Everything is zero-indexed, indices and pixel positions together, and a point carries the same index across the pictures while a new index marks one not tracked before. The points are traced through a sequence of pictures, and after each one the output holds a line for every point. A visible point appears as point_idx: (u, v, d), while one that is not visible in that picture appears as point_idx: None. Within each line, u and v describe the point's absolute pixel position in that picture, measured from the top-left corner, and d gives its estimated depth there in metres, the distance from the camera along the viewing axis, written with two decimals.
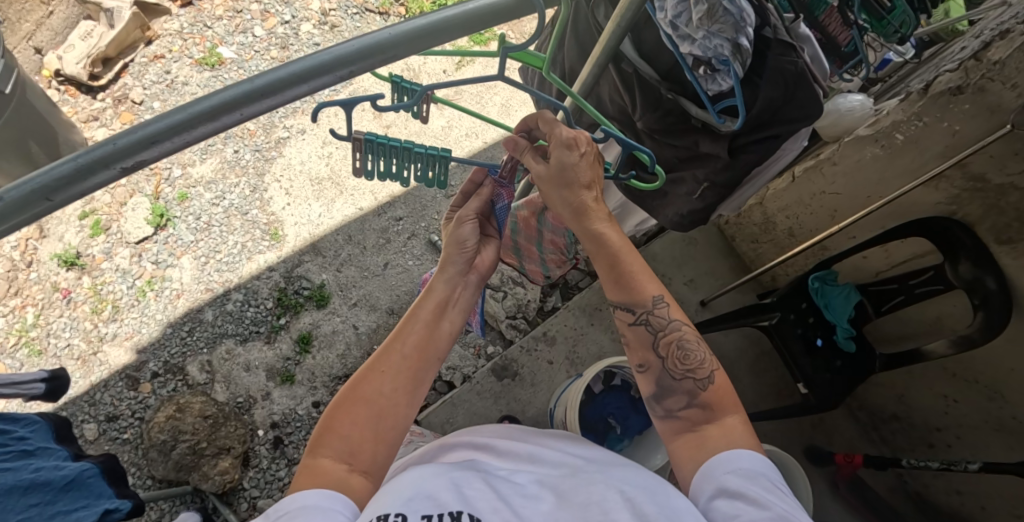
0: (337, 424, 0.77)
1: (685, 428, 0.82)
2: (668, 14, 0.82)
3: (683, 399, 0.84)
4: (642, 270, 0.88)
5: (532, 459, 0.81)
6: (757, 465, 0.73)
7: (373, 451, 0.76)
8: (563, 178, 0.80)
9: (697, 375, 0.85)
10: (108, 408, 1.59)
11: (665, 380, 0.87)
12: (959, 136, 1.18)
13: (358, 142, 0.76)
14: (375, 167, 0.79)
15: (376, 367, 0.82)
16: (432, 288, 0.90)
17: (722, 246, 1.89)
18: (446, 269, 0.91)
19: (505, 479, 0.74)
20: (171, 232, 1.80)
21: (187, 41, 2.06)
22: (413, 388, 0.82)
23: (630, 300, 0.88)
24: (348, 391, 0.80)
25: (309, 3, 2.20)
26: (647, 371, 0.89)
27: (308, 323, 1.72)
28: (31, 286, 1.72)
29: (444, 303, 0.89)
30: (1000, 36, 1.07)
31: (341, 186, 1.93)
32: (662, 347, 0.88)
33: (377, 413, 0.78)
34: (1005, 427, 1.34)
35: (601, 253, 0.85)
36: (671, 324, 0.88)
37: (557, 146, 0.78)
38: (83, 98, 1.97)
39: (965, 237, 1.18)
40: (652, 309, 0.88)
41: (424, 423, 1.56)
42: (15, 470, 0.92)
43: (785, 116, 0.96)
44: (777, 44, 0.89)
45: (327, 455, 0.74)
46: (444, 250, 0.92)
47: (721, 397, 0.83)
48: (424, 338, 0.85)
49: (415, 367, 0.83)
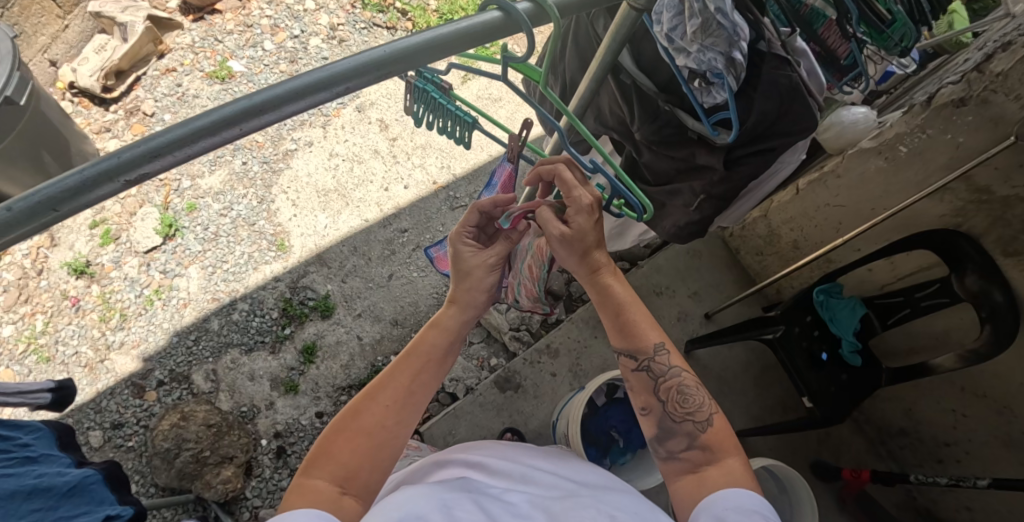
0: (335, 448, 0.77)
1: (685, 469, 0.82)
2: (664, 27, 0.82)
3: (683, 441, 0.85)
4: (645, 320, 0.91)
5: (526, 478, 0.81)
6: (754, 503, 0.72)
7: (369, 476, 0.77)
8: (576, 243, 0.82)
9: (696, 417, 0.86)
10: (113, 415, 1.60)
11: (665, 423, 0.87)
12: (963, 148, 1.18)
13: (410, 83, 0.82)
14: (418, 112, 0.84)
15: (378, 397, 0.82)
16: (440, 323, 0.91)
17: (728, 258, 1.89)
18: (455, 306, 0.91)
19: (498, 499, 0.74)
20: (179, 242, 1.83)
21: (199, 54, 2.10)
22: (413, 418, 0.83)
23: (632, 347, 0.90)
24: (347, 417, 0.80)
25: (318, 19, 2.24)
26: (649, 415, 0.90)
27: (312, 333, 1.73)
28: (41, 294, 1.74)
29: (450, 339, 0.90)
30: (1003, 48, 1.08)
31: (347, 198, 1.95)
32: (662, 392, 0.89)
33: (377, 445, 0.78)
34: (1015, 443, 1.32)
35: (607, 303, 0.89)
36: (671, 371, 0.89)
37: (574, 211, 0.80)
38: (96, 110, 2.00)
39: (971, 249, 1.17)
40: (653, 356, 0.89)
41: (427, 435, 1.55)
42: (18, 475, 0.93)
43: (781, 129, 0.97)
44: (772, 57, 0.88)
45: (320, 477, 0.74)
46: (466, 292, 0.91)
47: (722, 438, 0.83)
48: (427, 372, 0.86)
49: (418, 400, 0.84)
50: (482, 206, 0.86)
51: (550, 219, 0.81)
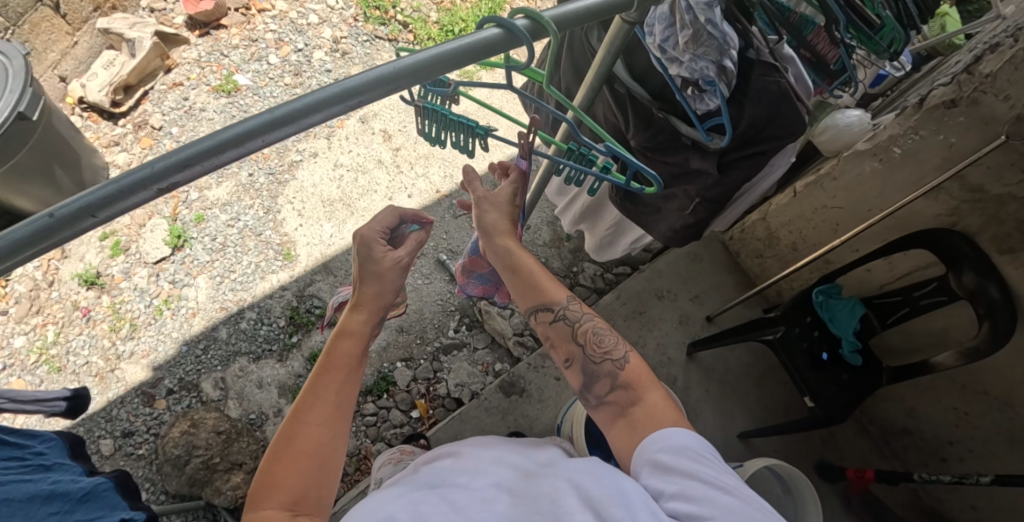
0: (278, 476, 0.78)
1: (616, 413, 0.83)
2: (657, 38, 0.89)
3: (607, 383, 0.86)
4: (548, 278, 0.95)
5: (494, 462, 0.83)
6: (686, 439, 0.74)
7: (319, 494, 0.79)
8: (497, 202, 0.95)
9: (613, 357, 0.88)
10: (124, 424, 1.62)
11: (587, 367, 0.89)
12: (955, 148, 1.21)
13: (417, 107, 0.83)
14: (430, 131, 0.86)
15: (305, 417, 0.83)
16: (347, 330, 0.92)
17: (728, 262, 1.91)
18: (364, 311, 0.94)
19: (463, 487, 0.75)
20: (187, 252, 1.86)
21: (205, 69, 2.14)
22: (343, 429, 0.85)
23: (542, 302, 0.93)
24: (280, 442, 0.81)
25: (321, 32, 2.28)
26: (572, 365, 0.91)
27: (319, 341, 1.75)
28: (52, 305, 1.77)
29: (364, 344, 0.92)
30: (991, 50, 1.11)
31: (351, 207, 1.98)
32: (580, 336, 0.91)
33: (318, 463, 0.80)
34: (1017, 440, 1.34)
35: (507, 267, 0.94)
36: (583, 317, 0.93)
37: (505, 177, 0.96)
38: (105, 124, 2.04)
39: (966, 247, 1.19)
40: (565, 306, 0.93)
41: (433, 440, 1.57)
42: (35, 481, 0.96)
43: (770, 134, 0.99)
44: (760, 64, 0.93)
45: (270, 507, 0.75)
46: (362, 292, 0.94)
47: (640, 374, 0.86)
48: (342, 381, 0.87)
49: (341, 410, 0.85)
50: (404, 211, 1.00)
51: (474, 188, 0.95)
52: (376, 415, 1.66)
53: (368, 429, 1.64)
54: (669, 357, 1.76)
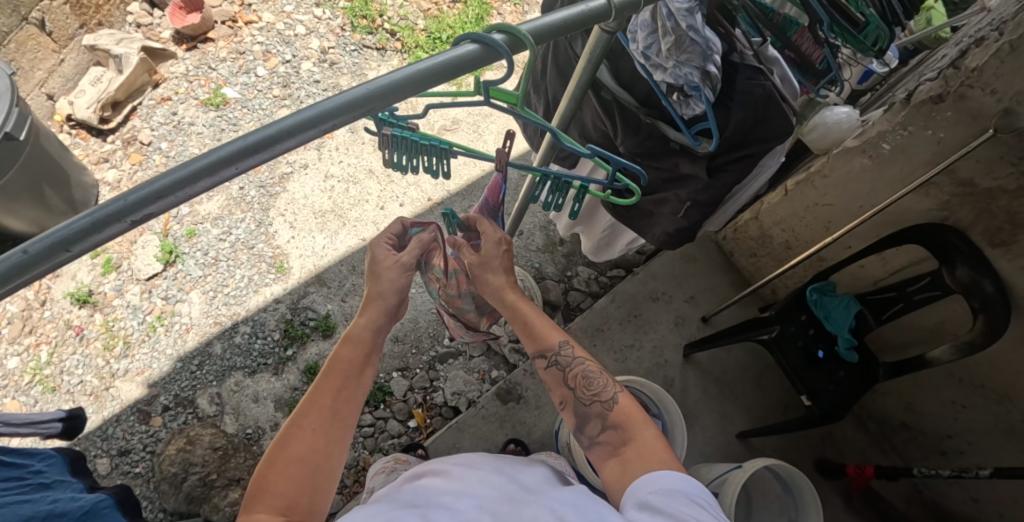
0: (271, 482, 0.78)
1: (608, 452, 0.86)
2: (640, 45, 0.90)
3: (598, 424, 0.90)
4: (546, 322, 1.00)
5: (481, 483, 0.82)
6: (676, 482, 0.74)
7: (312, 501, 0.79)
8: (487, 266, 1.00)
9: (603, 398, 0.92)
10: (120, 442, 1.61)
11: (579, 410, 0.93)
12: (945, 143, 1.21)
13: (386, 137, 0.82)
14: (401, 160, 0.85)
15: (302, 423, 0.83)
16: (352, 337, 0.92)
17: (722, 261, 1.91)
18: (366, 315, 0.94)
19: (446, 507, 0.74)
20: (180, 268, 1.85)
21: (193, 82, 2.14)
22: (342, 437, 0.85)
23: (539, 348, 0.99)
24: (275, 450, 0.81)
25: (309, 43, 2.28)
26: (565, 408, 0.96)
27: (314, 353, 1.75)
28: (45, 325, 1.76)
29: (366, 351, 0.92)
30: (977, 44, 1.11)
31: (343, 217, 1.98)
32: (571, 381, 0.96)
33: (312, 470, 0.80)
34: (1015, 432, 1.34)
35: (515, 321, 1.01)
36: (575, 361, 0.97)
37: (488, 241, 0.99)
38: (93, 141, 2.04)
39: (959, 241, 1.18)
40: (558, 351, 0.98)
41: (431, 450, 1.56)
42: (34, 501, 0.96)
43: (758, 136, 0.99)
44: (744, 68, 0.94)
45: (262, 512, 0.75)
46: (367, 296, 0.95)
47: (629, 414, 0.89)
48: (344, 387, 0.88)
49: (343, 417, 0.86)
50: (405, 218, 1.00)
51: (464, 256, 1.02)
52: (374, 425, 1.66)
53: (365, 441, 1.64)
54: (666, 359, 1.76)
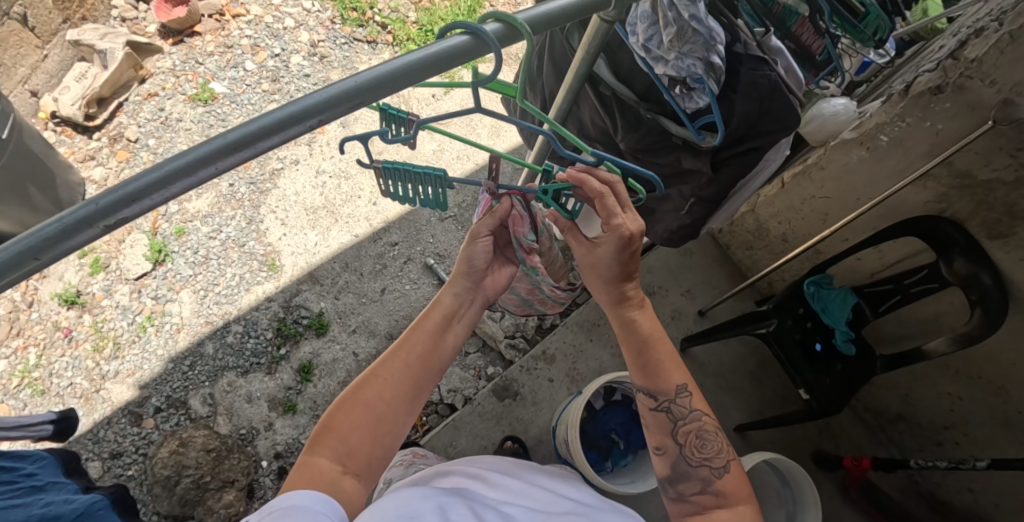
0: (337, 424, 0.83)
1: (694, 511, 0.88)
2: (640, 37, 0.89)
3: (697, 485, 0.90)
4: (671, 360, 0.94)
5: (525, 495, 0.82)
6: None
7: (370, 454, 0.82)
8: (602, 271, 0.90)
9: (712, 463, 0.91)
10: (112, 445, 1.59)
11: (679, 465, 0.92)
12: (943, 134, 1.19)
13: (378, 170, 0.79)
14: (398, 191, 0.82)
15: (379, 373, 0.87)
16: (440, 300, 0.95)
17: (719, 255, 1.90)
18: (455, 282, 0.95)
19: (495, 510, 0.74)
20: (170, 267, 1.82)
21: (180, 77, 2.10)
22: (412, 398, 0.88)
23: (653, 387, 0.94)
24: (349, 395, 0.86)
25: (298, 36, 2.24)
26: (663, 454, 0.95)
27: (308, 352, 1.73)
28: (32, 326, 1.73)
29: (449, 316, 0.94)
30: (976, 34, 1.10)
31: (336, 214, 1.95)
32: (680, 435, 0.94)
33: (377, 419, 0.84)
34: (1011, 423, 1.34)
35: (631, 339, 0.94)
36: (691, 414, 0.93)
37: (608, 246, 0.85)
38: (79, 138, 1.99)
39: (954, 233, 1.18)
40: (674, 398, 0.94)
41: (427, 447, 1.55)
42: (26, 505, 0.95)
43: (763, 129, 0.96)
44: (748, 58, 0.91)
45: (324, 455, 0.80)
46: (455, 264, 0.95)
47: (737, 486, 0.88)
48: (426, 348, 0.91)
49: (417, 377, 0.88)
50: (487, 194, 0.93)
51: (574, 227, 0.92)
52: None
53: None
54: None
